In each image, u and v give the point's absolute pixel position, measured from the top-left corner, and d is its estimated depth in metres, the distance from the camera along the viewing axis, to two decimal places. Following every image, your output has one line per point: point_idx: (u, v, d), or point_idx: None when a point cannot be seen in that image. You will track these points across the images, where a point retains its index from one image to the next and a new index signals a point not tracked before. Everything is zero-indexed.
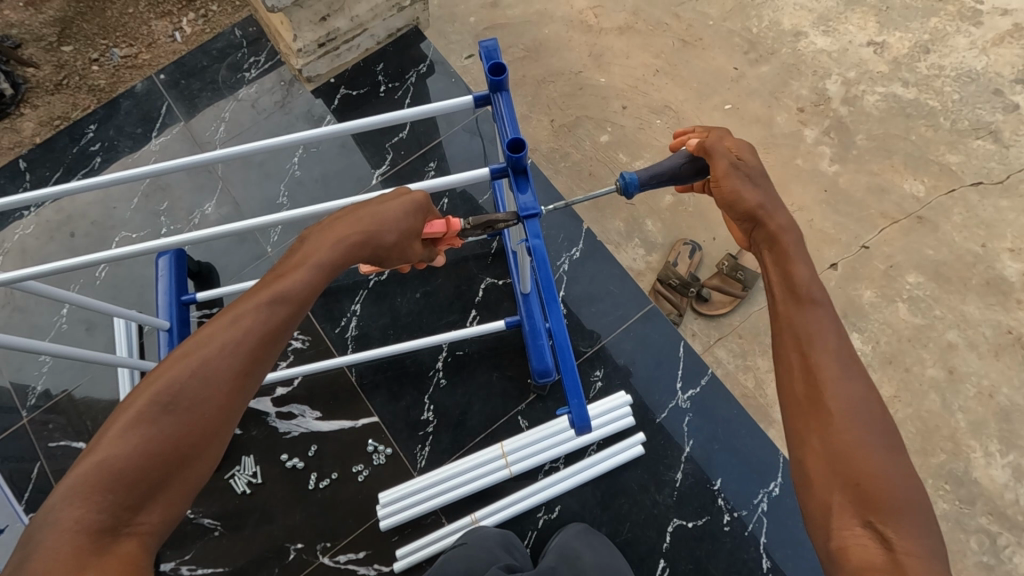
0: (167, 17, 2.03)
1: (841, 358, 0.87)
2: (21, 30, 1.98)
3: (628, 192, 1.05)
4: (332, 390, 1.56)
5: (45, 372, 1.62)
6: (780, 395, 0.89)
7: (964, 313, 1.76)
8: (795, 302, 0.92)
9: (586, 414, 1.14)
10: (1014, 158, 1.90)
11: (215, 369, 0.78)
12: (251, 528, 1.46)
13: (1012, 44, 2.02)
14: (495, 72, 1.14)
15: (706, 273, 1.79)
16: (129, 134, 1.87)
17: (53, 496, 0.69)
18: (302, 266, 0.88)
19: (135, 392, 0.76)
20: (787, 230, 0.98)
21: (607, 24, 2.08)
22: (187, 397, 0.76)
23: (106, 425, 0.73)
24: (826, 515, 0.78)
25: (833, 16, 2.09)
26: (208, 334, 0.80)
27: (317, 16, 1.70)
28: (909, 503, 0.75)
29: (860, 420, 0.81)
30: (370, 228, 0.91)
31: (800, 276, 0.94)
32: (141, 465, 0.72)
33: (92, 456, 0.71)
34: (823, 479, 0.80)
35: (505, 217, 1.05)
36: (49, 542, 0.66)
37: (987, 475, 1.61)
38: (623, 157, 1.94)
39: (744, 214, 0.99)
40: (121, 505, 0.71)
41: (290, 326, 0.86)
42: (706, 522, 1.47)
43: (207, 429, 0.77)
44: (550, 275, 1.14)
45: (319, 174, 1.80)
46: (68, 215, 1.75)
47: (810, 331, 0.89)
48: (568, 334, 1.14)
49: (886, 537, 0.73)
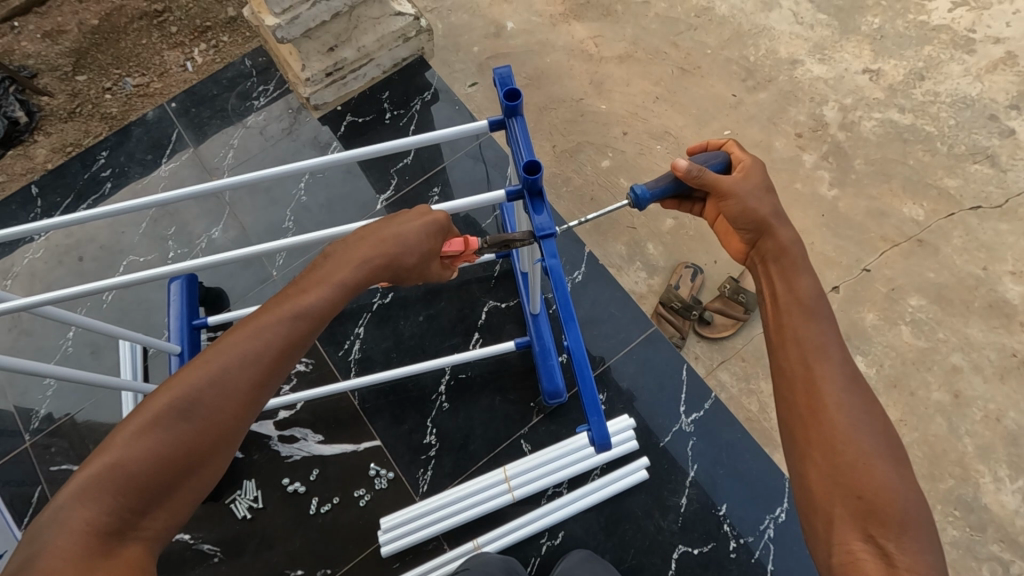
0: (178, 48, 2.09)
1: (843, 369, 0.88)
2: (37, 60, 2.05)
3: (640, 205, 1.03)
4: (336, 413, 1.56)
5: (50, 396, 1.62)
6: (781, 406, 0.91)
7: (967, 335, 1.76)
8: (801, 312, 0.94)
9: (607, 431, 1.09)
10: (1012, 182, 1.92)
11: (234, 379, 0.79)
12: (252, 554, 1.44)
13: (1005, 71, 2.05)
14: (511, 97, 1.13)
15: (707, 296, 1.79)
16: (139, 160, 1.90)
17: (64, 494, 0.69)
18: (325, 282, 0.88)
19: (156, 392, 0.77)
20: (794, 246, 1.00)
21: (607, 53, 2.13)
22: (203, 405, 0.77)
23: (121, 426, 0.74)
24: (828, 531, 0.79)
25: (828, 45, 2.13)
26: (227, 343, 0.81)
27: (325, 46, 1.77)
28: (914, 518, 0.76)
29: (861, 428, 0.83)
30: (394, 250, 0.92)
31: (807, 290, 0.96)
32: (153, 470, 0.73)
33: (104, 457, 0.72)
34: (826, 493, 0.81)
35: (521, 236, 1.05)
36: (57, 542, 0.66)
37: (997, 501, 1.59)
38: (623, 182, 1.97)
39: (752, 224, 1.02)
40: (129, 508, 0.71)
41: (307, 340, 0.86)
42: (711, 549, 1.45)
43: (217, 437, 0.78)
44: (568, 296, 1.13)
45: (325, 200, 1.83)
46: (77, 239, 1.78)
47: (814, 344, 0.91)
48: (586, 352, 1.13)
49: (886, 550, 0.74)
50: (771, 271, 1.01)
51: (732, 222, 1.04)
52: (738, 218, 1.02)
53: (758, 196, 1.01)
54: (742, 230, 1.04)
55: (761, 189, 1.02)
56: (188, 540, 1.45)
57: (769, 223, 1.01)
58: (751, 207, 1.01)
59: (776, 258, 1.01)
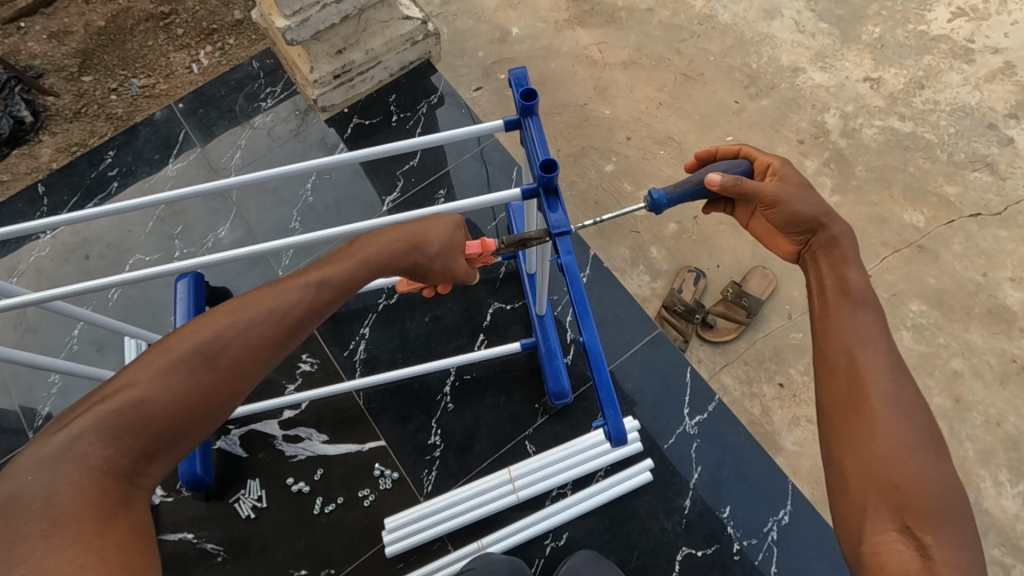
0: (185, 49, 2.10)
1: (888, 359, 0.90)
2: (43, 61, 2.06)
3: (657, 209, 1.02)
4: (340, 413, 1.56)
5: (54, 393, 1.62)
6: (821, 396, 0.93)
7: (968, 341, 1.77)
8: (848, 303, 0.97)
9: (623, 424, 1.04)
10: (1011, 190, 1.94)
11: (256, 337, 0.81)
12: (255, 554, 1.44)
13: (1004, 81, 2.08)
14: (527, 97, 1.14)
15: (710, 300, 1.80)
16: (146, 160, 1.91)
17: (77, 427, 0.70)
18: (351, 258, 0.90)
19: (177, 335, 0.78)
20: (845, 238, 1.02)
21: (612, 58, 2.16)
22: (224, 359, 0.78)
23: (137, 367, 0.75)
24: (860, 521, 0.80)
25: (829, 53, 2.16)
26: (249, 302, 0.82)
27: (334, 49, 1.79)
28: (951, 512, 0.77)
29: (904, 417, 0.84)
30: (420, 236, 0.94)
31: (856, 281, 0.99)
32: (169, 417, 0.74)
33: (119, 396, 0.72)
34: (861, 482, 0.82)
35: (537, 234, 1.06)
36: (70, 478, 0.67)
37: (998, 505, 1.60)
38: (628, 186, 1.98)
39: (805, 224, 1.03)
40: (141, 452, 0.73)
41: (325, 311, 0.88)
42: (715, 551, 1.45)
43: (230, 393, 0.79)
44: (583, 294, 1.09)
45: (332, 200, 1.84)
46: (84, 237, 1.78)
47: (859, 334, 0.93)
48: (601, 346, 1.07)
49: (922, 543, 0.75)
50: (822, 264, 1.04)
51: (782, 226, 1.06)
52: (789, 221, 1.04)
53: (804, 194, 1.03)
54: (795, 232, 1.06)
55: (802, 188, 1.04)
56: (192, 539, 1.45)
57: (822, 220, 1.03)
58: (803, 209, 1.02)
59: (827, 251, 1.04)
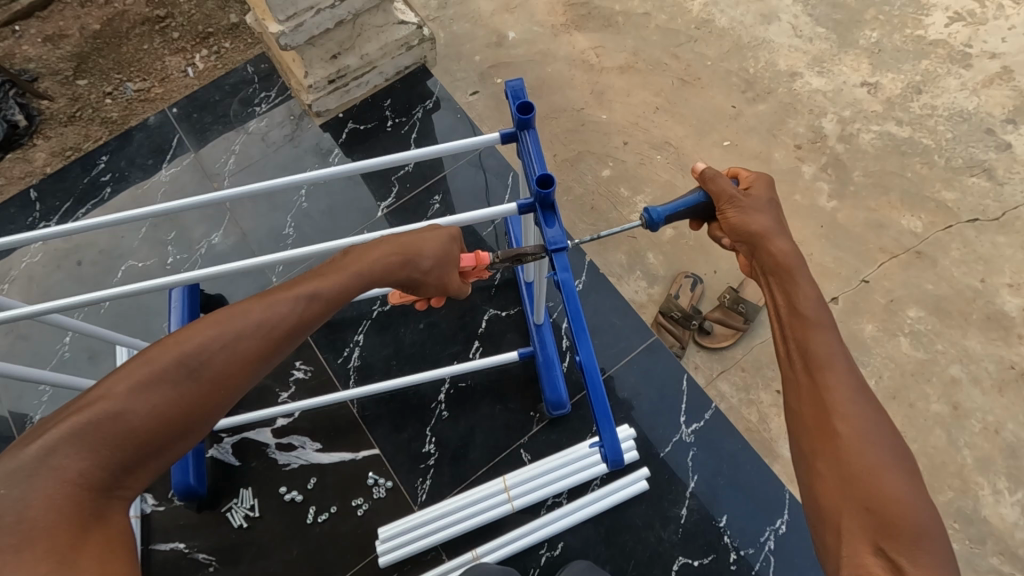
0: (180, 53, 2.09)
1: (850, 379, 0.88)
2: (38, 64, 2.05)
3: (653, 226, 1.04)
4: (334, 421, 1.55)
5: (45, 401, 1.61)
6: (791, 421, 0.92)
7: (966, 347, 1.76)
8: (803, 324, 0.95)
9: (619, 446, 1.03)
10: (1008, 195, 1.93)
11: (242, 350, 0.80)
12: (247, 564, 1.43)
13: (1001, 86, 2.08)
14: (523, 110, 1.13)
15: (707, 306, 1.79)
16: (140, 165, 1.90)
17: (53, 438, 0.68)
18: (343, 272, 0.89)
19: (160, 345, 0.77)
20: (791, 258, 1.00)
21: (609, 63, 2.15)
22: (208, 372, 0.77)
23: (118, 377, 0.73)
24: (839, 543, 0.78)
25: (827, 58, 2.15)
26: (235, 314, 0.81)
27: (329, 54, 1.78)
28: (927, 530, 0.74)
29: (870, 438, 0.82)
30: (414, 251, 0.93)
31: (809, 300, 0.96)
32: (150, 430, 0.73)
33: (98, 406, 0.71)
34: (835, 505, 0.80)
35: (532, 250, 1.05)
36: (45, 490, 0.66)
37: (996, 514, 1.59)
38: (624, 191, 1.97)
39: (747, 237, 1.03)
40: (119, 465, 0.72)
41: (313, 325, 0.87)
42: (711, 561, 1.44)
43: (212, 407, 0.78)
44: (578, 309, 1.08)
45: (326, 206, 1.83)
46: (76, 243, 1.77)
47: (819, 355, 0.91)
48: (597, 366, 1.07)
49: (899, 564, 0.72)
50: (773, 284, 1.02)
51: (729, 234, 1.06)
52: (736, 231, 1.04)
53: (758, 210, 1.03)
54: (740, 244, 1.06)
55: (761, 204, 1.05)
56: (183, 549, 1.44)
57: (763, 235, 1.02)
58: (748, 220, 1.03)
59: (774, 270, 1.02)
